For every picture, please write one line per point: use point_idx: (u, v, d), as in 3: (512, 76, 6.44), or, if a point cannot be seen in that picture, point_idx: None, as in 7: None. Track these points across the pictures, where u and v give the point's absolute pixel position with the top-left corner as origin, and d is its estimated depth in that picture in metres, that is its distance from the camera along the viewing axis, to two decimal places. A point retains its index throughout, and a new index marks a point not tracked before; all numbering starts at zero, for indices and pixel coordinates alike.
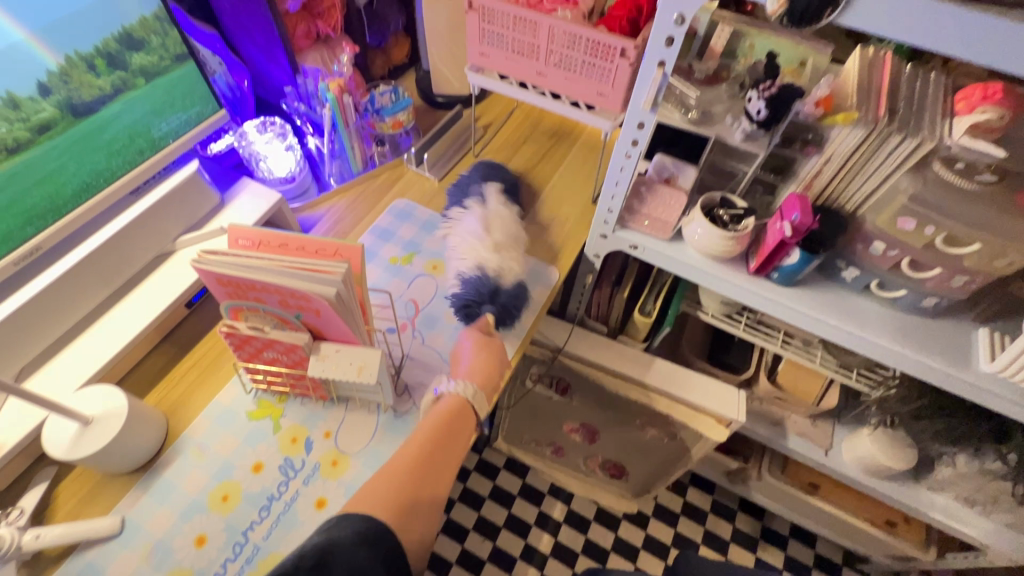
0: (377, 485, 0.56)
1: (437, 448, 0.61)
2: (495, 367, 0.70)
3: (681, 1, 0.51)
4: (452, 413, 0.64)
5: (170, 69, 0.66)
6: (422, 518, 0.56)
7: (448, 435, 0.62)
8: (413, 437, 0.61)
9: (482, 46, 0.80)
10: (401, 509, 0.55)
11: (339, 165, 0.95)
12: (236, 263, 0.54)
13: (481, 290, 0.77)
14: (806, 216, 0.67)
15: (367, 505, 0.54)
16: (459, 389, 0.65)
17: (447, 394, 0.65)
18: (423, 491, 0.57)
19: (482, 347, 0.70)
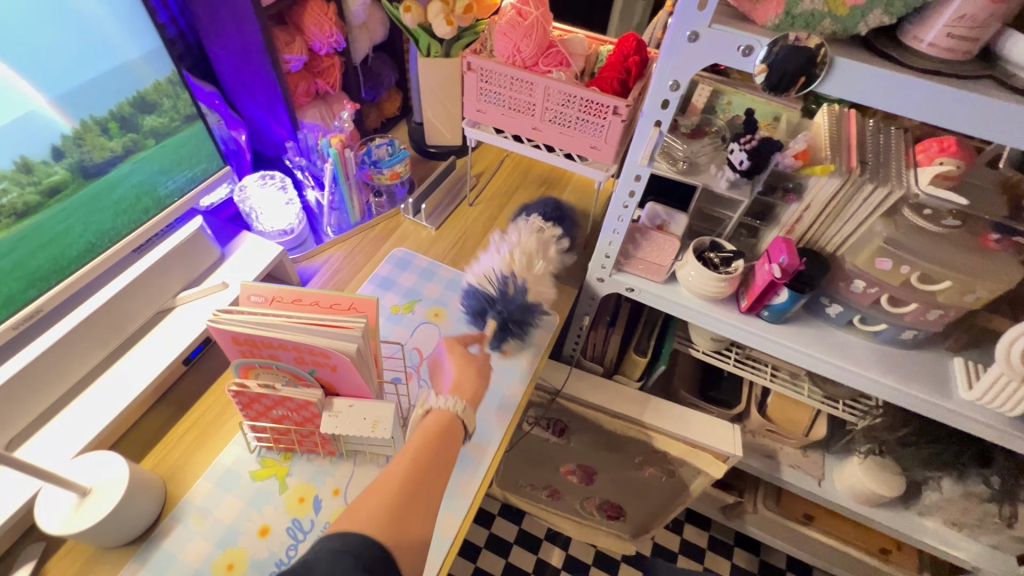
0: (362, 506, 0.51)
1: (428, 462, 0.56)
2: (480, 379, 0.69)
3: (676, 70, 0.56)
4: (441, 426, 0.60)
5: (180, 129, 0.67)
6: (414, 538, 0.50)
7: (438, 448, 0.58)
8: (401, 452, 0.57)
9: (480, 103, 0.85)
10: (390, 527, 0.49)
11: (337, 216, 0.96)
12: (253, 322, 0.54)
13: (494, 299, 0.78)
14: (793, 258, 0.71)
15: (354, 524, 0.49)
16: (447, 402, 0.63)
17: (434, 409, 0.62)
18: (412, 508, 0.52)
19: (462, 356, 0.71)
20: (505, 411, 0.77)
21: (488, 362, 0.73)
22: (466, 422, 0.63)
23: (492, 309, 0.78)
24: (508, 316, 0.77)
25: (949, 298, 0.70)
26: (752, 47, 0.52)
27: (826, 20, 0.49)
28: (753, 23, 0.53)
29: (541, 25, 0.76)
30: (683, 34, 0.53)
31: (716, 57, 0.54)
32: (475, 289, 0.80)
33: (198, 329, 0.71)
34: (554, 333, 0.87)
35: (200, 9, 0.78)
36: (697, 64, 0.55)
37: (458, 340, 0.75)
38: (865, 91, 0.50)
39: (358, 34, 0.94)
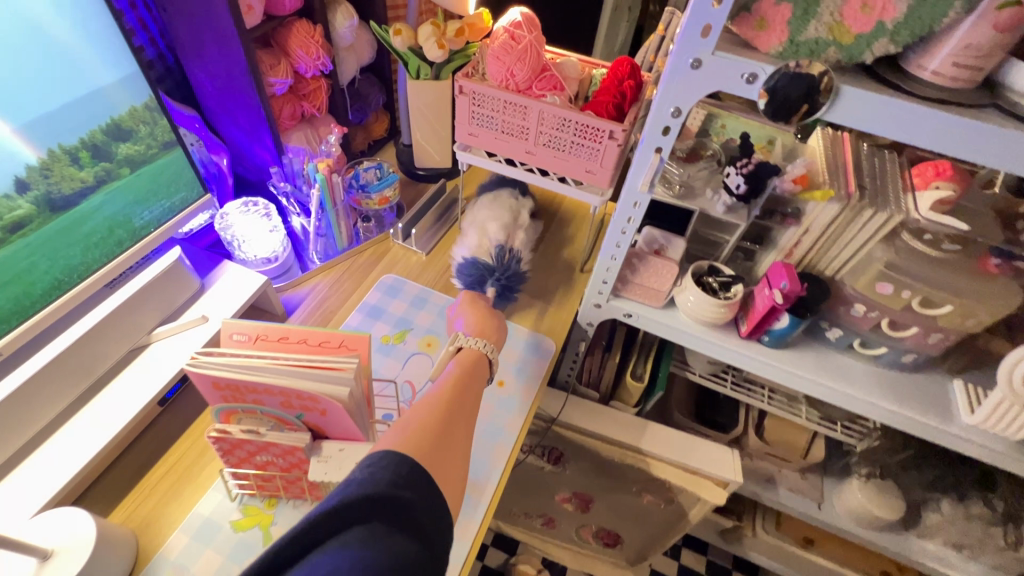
0: (407, 423, 0.52)
1: (464, 390, 0.62)
2: (500, 330, 0.76)
3: (677, 97, 0.55)
4: (472, 360, 0.68)
5: (157, 157, 0.63)
6: (454, 458, 0.53)
7: (473, 379, 0.64)
8: (440, 382, 0.62)
9: (472, 126, 0.83)
10: (436, 446, 0.51)
11: (324, 243, 0.92)
12: (236, 365, 0.50)
13: (492, 266, 0.85)
14: (794, 283, 0.71)
15: (403, 440, 0.50)
16: (479, 343, 0.71)
17: (465, 346, 0.70)
18: (454, 427, 0.56)
19: (480, 309, 0.77)
20: (504, 444, 0.74)
21: (503, 319, 0.78)
22: (492, 362, 0.71)
23: (490, 276, 0.85)
24: (507, 282, 0.85)
25: (950, 322, 0.70)
26: (756, 74, 0.51)
27: (831, 48, 0.48)
28: (756, 50, 0.52)
29: (535, 48, 0.75)
30: (686, 60, 0.52)
31: (719, 84, 0.52)
32: (474, 259, 0.86)
33: (176, 368, 0.67)
34: (551, 362, 0.84)
35: (179, 30, 0.75)
36: (700, 91, 0.54)
37: (480, 298, 0.80)
38: (871, 120, 0.50)
39: (345, 56, 0.92)
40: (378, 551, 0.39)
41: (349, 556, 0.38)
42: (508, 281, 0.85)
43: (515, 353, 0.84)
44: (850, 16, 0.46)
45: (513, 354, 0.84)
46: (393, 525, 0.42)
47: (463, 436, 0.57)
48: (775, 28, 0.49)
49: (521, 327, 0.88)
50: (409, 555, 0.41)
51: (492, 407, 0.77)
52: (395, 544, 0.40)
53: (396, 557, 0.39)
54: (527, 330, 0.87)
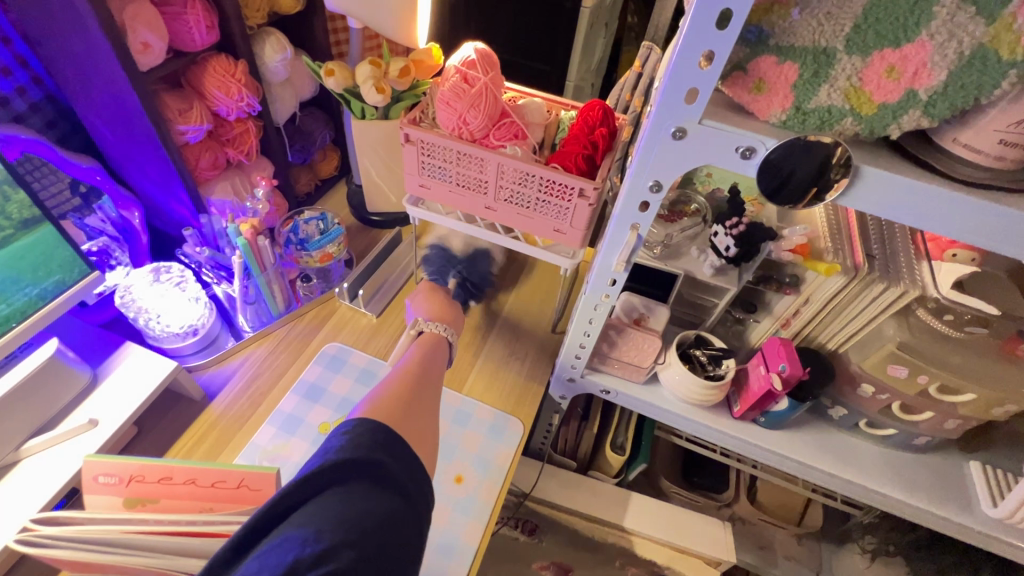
0: (375, 397, 0.51)
1: (424, 371, 0.59)
2: (457, 314, 0.73)
3: (657, 169, 0.45)
4: (431, 346, 0.65)
5: (12, 239, 0.51)
6: (425, 427, 0.51)
7: (433, 362, 0.62)
8: (402, 363, 0.59)
9: (423, 177, 0.71)
10: (408, 414, 0.50)
11: (255, 309, 0.80)
12: (92, 536, 0.39)
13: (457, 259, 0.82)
14: (795, 366, 0.61)
15: (373, 410, 0.48)
16: (440, 328, 0.68)
17: (426, 329, 0.67)
18: (423, 398, 0.54)
19: (439, 297, 0.74)
20: (461, 563, 0.62)
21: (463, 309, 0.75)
22: (452, 345, 0.68)
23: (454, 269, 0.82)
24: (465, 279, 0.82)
25: (972, 411, 0.61)
26: (754, 148, 0.40)
27: (848, 119, 0.39)
28: (752, 116, 0.42)
29: (491, 92, 0.64)
30: (666, 129, 0.42)
31: (708, 159, 0.42)
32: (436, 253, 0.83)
33: (47, 494, 0.54)
34: (519, 447, 0.73)
35: (62, 70, 0.63)
36: (685, 165, 0.44)
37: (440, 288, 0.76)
38: (899, 206, 0.39)
39: (279, 92, 0.80)
40: (358, 509, 0.38)
41: (333, 514, 0.37)
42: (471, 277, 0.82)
43: (477, 439, 0.72)
44: (871, 81, 0.37)
45: (474, 440, 0.72)
46: (373, 487, 0.41)
47: (432, 407, 0.55)
48: (777, 93, 0.39)
49: (485, 406, 0.75)
50: (392, 513, 0.40)
51: (448, 512, 0.66)
52: (374, 506, 0.40)
53: (379, 515, 0.39)
54: (489, 409, 0.75)
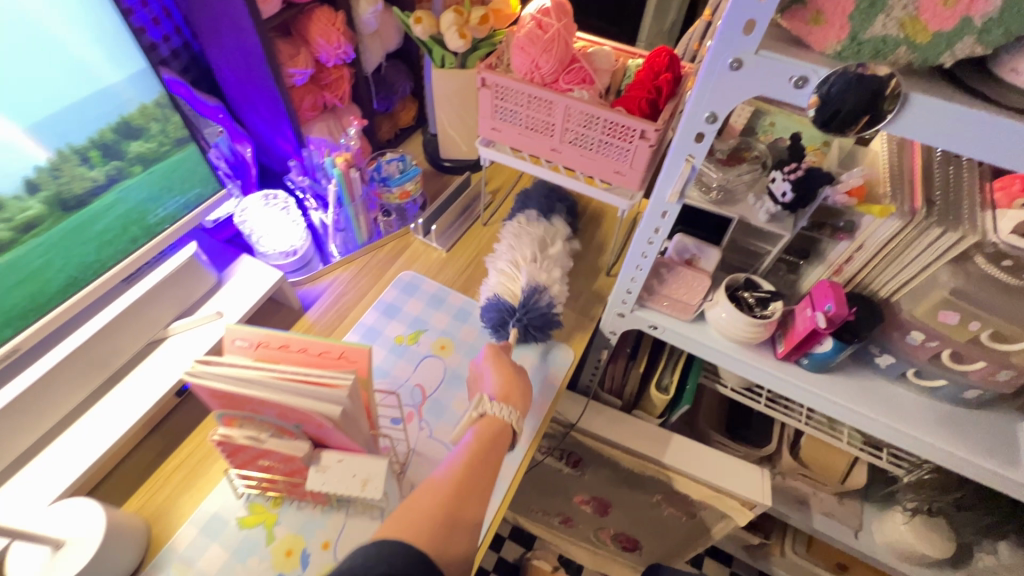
0: (413, 511, 0.52)
1: (481, 466, 0.59)
2: (525, 387, 0.70)
3: (714, 100, 0.49)
4: (492, 435, 0.64)
5: (170, 154, 0.63)
6: (459, 541, 0.52)
7: (490, 455, 0.61)
8: (453, 458, 0.59)
9: (495, 120, 0.78)
10: (441, 531, 0.51)
11: (343, 237, 0.91)
12: (233, 375, 0.49)
13: (514, 308, 0.78)
14: (841, 306, 0.63)
15: (403, 527, 0.50)
16: (503, 411, 0.66)
17: (489, 414, 0.65)
18: (464, 510, 0.54)
19: (506, 366, 0.71)
20: (512, 461, 0.71)
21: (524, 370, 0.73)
22: (515, 430, 0.67)
23: (513, 318, 0.78)
24: (531, 323, 0.77)
25: None
26: (807, 78, 0.44)
27: (902, 48, 0.41)
28: (809, 48, 0.45)
29: (563, 38, 0.69)
30: (724, 60, 0.45)
31: (762, 88, 0.46)
32: (496, 301, 0.80)
33: (186, 364, 0.68)
34: (569, 372, 0.80)
35: (198, 18, 0.74)
36: (741, 95, 0.47)
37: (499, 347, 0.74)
38: (941, 133, 0.42)
39: (369, 43, 0.89)
40: None
41: None
42: (533, 323, 0.77)
43: (531, 361, 0.80)
44: (927, 9, 0.39)
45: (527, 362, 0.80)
46: None
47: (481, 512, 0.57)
48: (834, 23, 0.42)
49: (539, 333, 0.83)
50: None
51: None
52: None
53: None
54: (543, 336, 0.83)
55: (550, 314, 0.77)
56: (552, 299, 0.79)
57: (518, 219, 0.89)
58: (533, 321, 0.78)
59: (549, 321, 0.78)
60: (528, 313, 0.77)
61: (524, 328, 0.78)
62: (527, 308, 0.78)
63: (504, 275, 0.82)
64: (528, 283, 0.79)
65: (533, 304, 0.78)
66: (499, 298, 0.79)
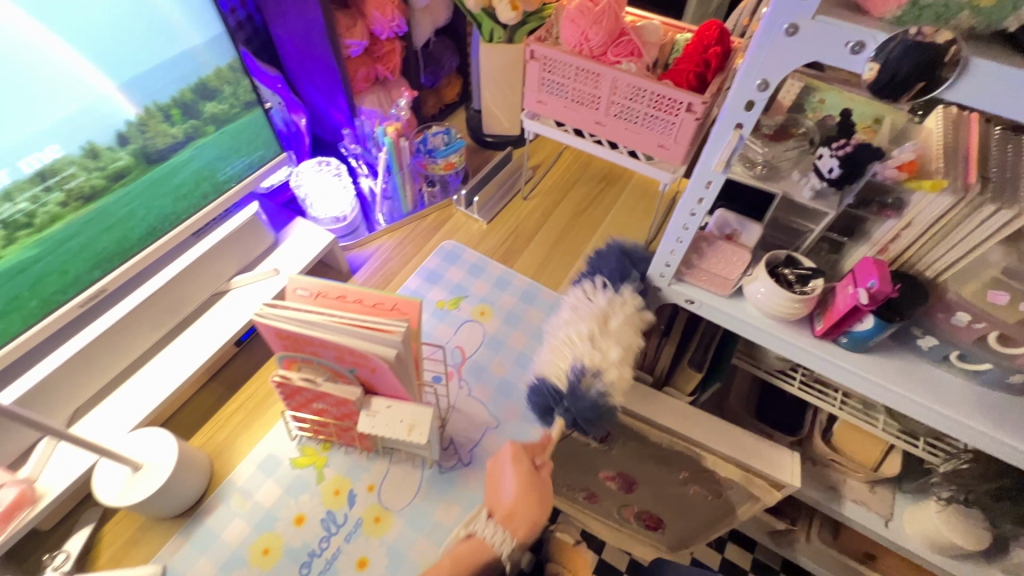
0: None
1: None
2: (541, 506, 0.57)
3: (767, 67, 0.49)
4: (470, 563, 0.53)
5: (240, 116, 0.67)
6: None
7: None
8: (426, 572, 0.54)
9: (541, 93, 0.80)
10: None
11: (389, 205, 0.95)
12: (297, 319, 0.54)
13: (561, 394, 0.65)
14: (885, 283, 0.63)
15: None
16: (495, 537, 0.54)
17: (477, 535, 0.55)
18: None
19: (523, 474, 0.58)
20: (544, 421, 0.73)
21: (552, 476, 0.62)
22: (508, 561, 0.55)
23: (559, 406, 0.65)
24: (579, 417, 0.64)
25: None
26: (864, 43, 0.44)
27: (964, 12, 0.41)
28: (867, 13, 0.45)
29: (613, 10, 0.71)
30: (779, 26, 0.46)
31: (817, 53, 0.47)
32: (543, 382, 0.67)
33: (247, 315, 0.73)
34: None
35: None
36: (794, 60, 0.48)
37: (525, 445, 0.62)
38: (999, 99, 0.42)
39: (420, 18, 0.91)
40: None
41: None
42: (583, 414, 0.64)
43: None
44: None
45: None
46: None
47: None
48: None
49: None
50: None
51: None
52: None
53: None
54: None
55: (603, 407, 0.63)
56: (608, 386, 0.65)
57: (580, 287, 0.73)
58: (585, 416, 0.63)
59: (601, 417, 0.64)
60: (576, 403, 0.64)
61: (571, 419, 0.65)
62: (576, 396, 0.64)
63: (556, 349, 0.69)
64: (579, 367, 0.66)
65: (582, 393, 0.64)
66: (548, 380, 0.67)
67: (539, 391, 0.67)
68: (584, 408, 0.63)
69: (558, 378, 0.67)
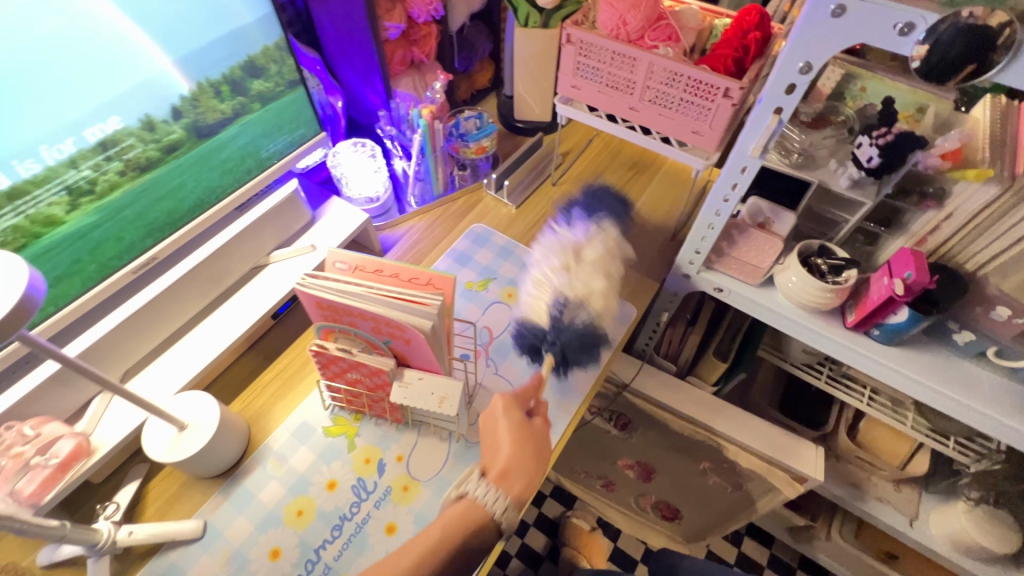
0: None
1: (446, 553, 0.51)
2: (536, 461, 0.57)
3: (811, 50, 0.49)
4: (466, 520, 0.52)
5: (283, 94, 0.69)
6: None
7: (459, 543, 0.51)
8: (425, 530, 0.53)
9: (575, 78, 0.80)
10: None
11: (421, 187, 0.97)
12: (337, 289, 0.56)
13: (544, 328, 0.72)
14: (922, 274, 0.62)
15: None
16: (488, 496, 0.53)
17: (469, 494, 0.53)
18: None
19: (514, 425, 0.59)
20: (571, 402, 0.74)
21: (544, 429, 0.60)
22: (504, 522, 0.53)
23: (546, 343, 0.73)
24: (566, 347, 0.72)
25: None
26: (914, 25, 0.43)
27: None
28: None
29: None
30: (826, 7, 0.46)
31: (865, 35, 0.46)
32: (525, 321, 0.74)
33: (284, 288, 0.76)
34: (629, 327, 0.83)
35: None
36: (840, 42, 0.48)
37: (516, 398, 0.62)
38: None
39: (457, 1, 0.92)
40: None
41: None
42: (569, 344, 0.72)
43: None
44: None
45: None
46: None
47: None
48: None
49: None
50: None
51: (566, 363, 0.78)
52: None
53: None
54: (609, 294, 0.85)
55: (588, 334, 0.71)
56: (591, 315, 0.72)
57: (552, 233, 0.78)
58: (570, 343, 0.72)
59: (589, 345, 0.72)
60: (561, 334, 0.72)
61: (561, 353, 0.73)
62: (560, 328, 0.72)
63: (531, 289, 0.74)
64: (559, 303, 0.72)
65: (566, 325, 0.72)
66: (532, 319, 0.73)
67: (525, 330, 0.74)
68: (569, 336, 0.71)
69: (540, 311, 0.73)
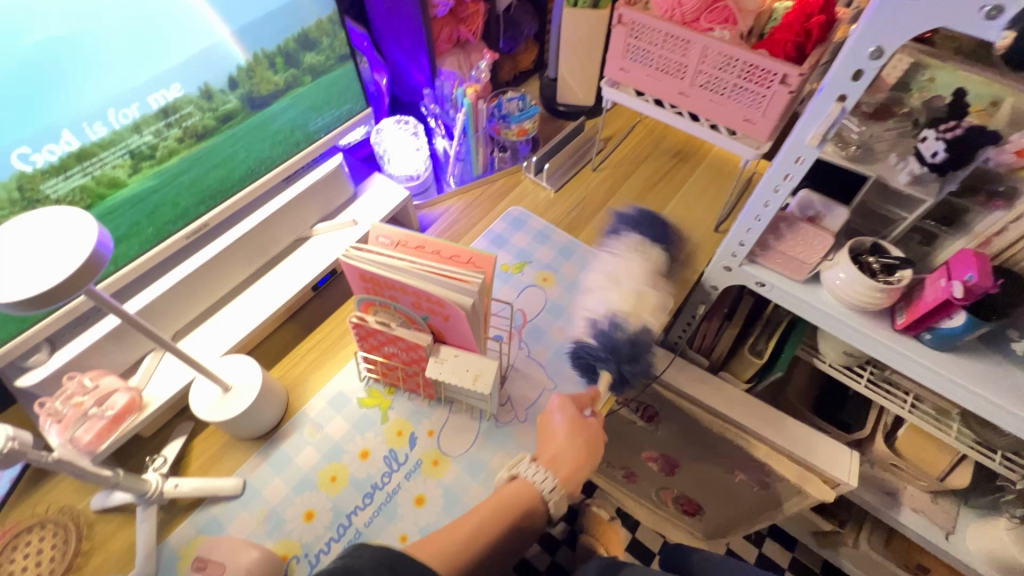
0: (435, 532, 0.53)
1: (502, 519, 0.55)
2: (585, 453, 0.62)
3: (884, 33, 0.46)
4: (521, 497, 0.57)
5: (333, 68, 0.70)
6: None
7: (512, 513, 0.56)
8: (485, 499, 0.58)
9: (624, 61, 0.78)
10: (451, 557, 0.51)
11: (461, 167, 0.97)
12: (380, 262, 0.57)
13: (597, 346, 0.71)
14: (984, 277, 0.59)
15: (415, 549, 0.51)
16: (538, 475, 0.59)
17: (522, 475, 0.59)
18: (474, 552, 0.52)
19: (567, 419, 0.64)
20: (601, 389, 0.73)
21: (597, 429, 0.65)
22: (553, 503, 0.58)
23: (602, 361, 0.71)
24: (623, 363, 0.69)
25: None
26: (1002, 7, 0.41)
27: None
28: None
29: None
30: None
31: (945, 18, 0.43)
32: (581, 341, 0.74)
33: (326, 260, 0.78)
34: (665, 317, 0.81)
35: None
36: (918, 24, 0.45)
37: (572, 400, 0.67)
38: None
39: None
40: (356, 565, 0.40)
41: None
42: (623, 360, 0.69)
43: None
44: None
45: None
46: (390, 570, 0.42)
47: (516, 541, 0.56)
48: None
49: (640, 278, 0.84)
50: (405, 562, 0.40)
51: None
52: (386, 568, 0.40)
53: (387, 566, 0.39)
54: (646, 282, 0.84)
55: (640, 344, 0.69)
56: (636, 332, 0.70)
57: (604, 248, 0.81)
58: (621, 356, 0.70)
59: (639, 354, 0.70)
60: (613, 350, 0.70)
61: (617, 371, 0.70)
62: (613, 347, 0.70)
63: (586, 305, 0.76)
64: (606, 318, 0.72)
65: (616, 341, 0.70)
66: (582, 340, 0.75)
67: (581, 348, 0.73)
68: (619, 349, 0.70)
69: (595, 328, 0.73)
